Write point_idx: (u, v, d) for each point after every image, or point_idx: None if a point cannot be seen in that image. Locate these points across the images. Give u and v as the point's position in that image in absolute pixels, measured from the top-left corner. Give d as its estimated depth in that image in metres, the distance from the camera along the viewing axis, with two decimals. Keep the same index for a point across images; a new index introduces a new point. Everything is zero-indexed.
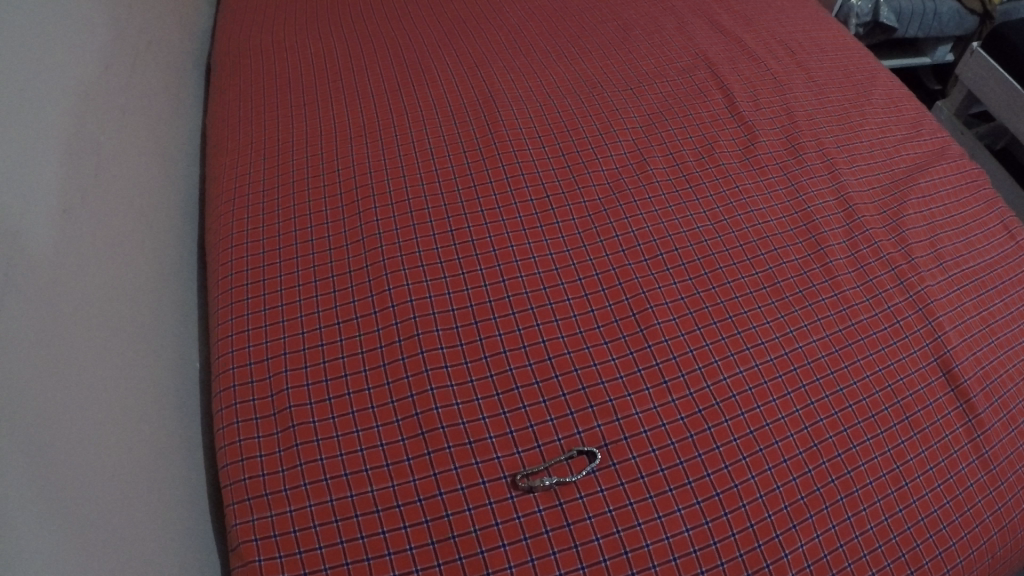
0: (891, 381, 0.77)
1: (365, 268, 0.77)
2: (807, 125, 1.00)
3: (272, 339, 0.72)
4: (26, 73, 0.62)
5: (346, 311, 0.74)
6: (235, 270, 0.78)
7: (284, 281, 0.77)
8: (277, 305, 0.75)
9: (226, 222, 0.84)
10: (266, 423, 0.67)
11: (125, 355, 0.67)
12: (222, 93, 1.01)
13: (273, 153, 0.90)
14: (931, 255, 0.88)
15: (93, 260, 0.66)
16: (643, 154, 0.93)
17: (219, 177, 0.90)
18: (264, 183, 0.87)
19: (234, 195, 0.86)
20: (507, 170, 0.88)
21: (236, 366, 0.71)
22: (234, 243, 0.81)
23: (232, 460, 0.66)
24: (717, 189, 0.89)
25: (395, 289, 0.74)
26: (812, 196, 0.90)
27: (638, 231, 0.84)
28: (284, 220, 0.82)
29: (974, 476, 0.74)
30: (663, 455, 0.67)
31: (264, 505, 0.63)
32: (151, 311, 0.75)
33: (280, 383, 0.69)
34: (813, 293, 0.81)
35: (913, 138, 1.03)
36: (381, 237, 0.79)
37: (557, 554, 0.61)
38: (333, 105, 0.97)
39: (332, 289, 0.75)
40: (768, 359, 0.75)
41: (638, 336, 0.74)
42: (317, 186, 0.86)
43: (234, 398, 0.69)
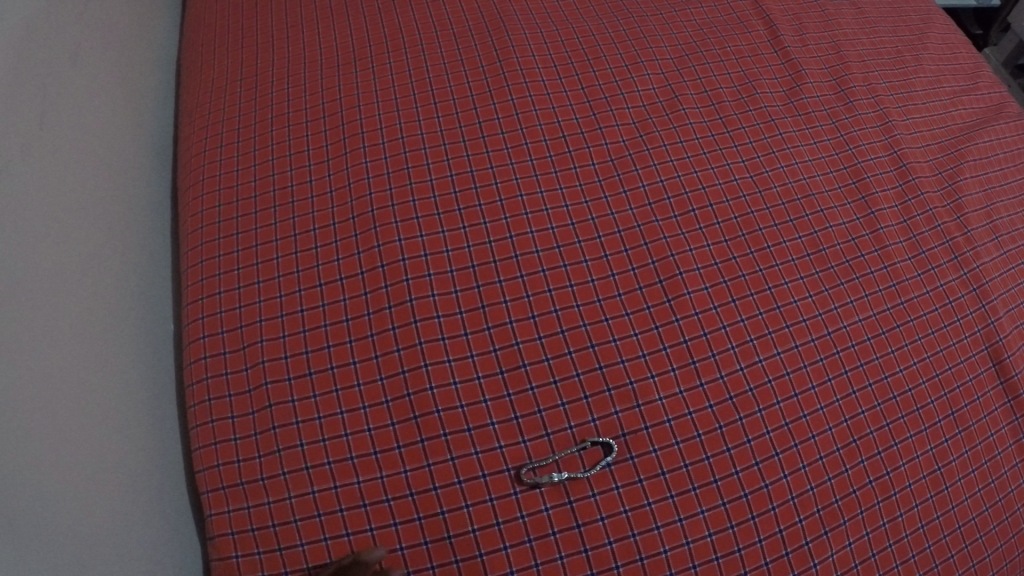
0: (939, 370, 0.69)
1: (352, 220, 0.67)
2: (859, 67, 0.89)
3: (245, 304, 0.64)
4: None
5: (329, 272, 0.65)
6: (206, 220, 0.69)
7: (260, 234, 0.68)
8: (252, 263, 0.66)
9: (197, 159, 0.74)
10: (240, 401, 0.60)
11: (79, 314, 0.58)
12: (197, 14, 0.91)
13: (254, 80, 0.80)
14: (987, 227, 0.79)
15: (42, 206, 0.56)
16: (674, 90, 0.82)
17: (191, 107, 0.80)
18: (241, 116, 0.77)
19: (206, 127, 0.76)
20: (516, 105, 0.77)
21: (206, 335, 0.63)
22: (205, 185, 0.72)
23: (204, 444, 0.59)
24: (757, 135, 0.79)
25: (384, 247, 0.65)
26: (863, 150, 0.80)
27: (668, 181, 0.74)
28: (261, 161, 0.73)
29: (1016, 480, 0.68)
30: (688, 448, 0.60)
31: (240, 496, 0.57)
32: (113, 256, 0.66)
33: (256, 356, 0.61)
34: (861, 264, 0.72)
35: (970, 91, 0.93)
36: (370, 182, 0.70)
37: (564, 559, 0.55)
38: (320, 27, 0.86)
39: (314, 246, 0.67)
40: (809, 340, 0.67)
41: (664, 308, 0.66)
42: (299, 120, 0.75)
43: (205, 371, 0.62)
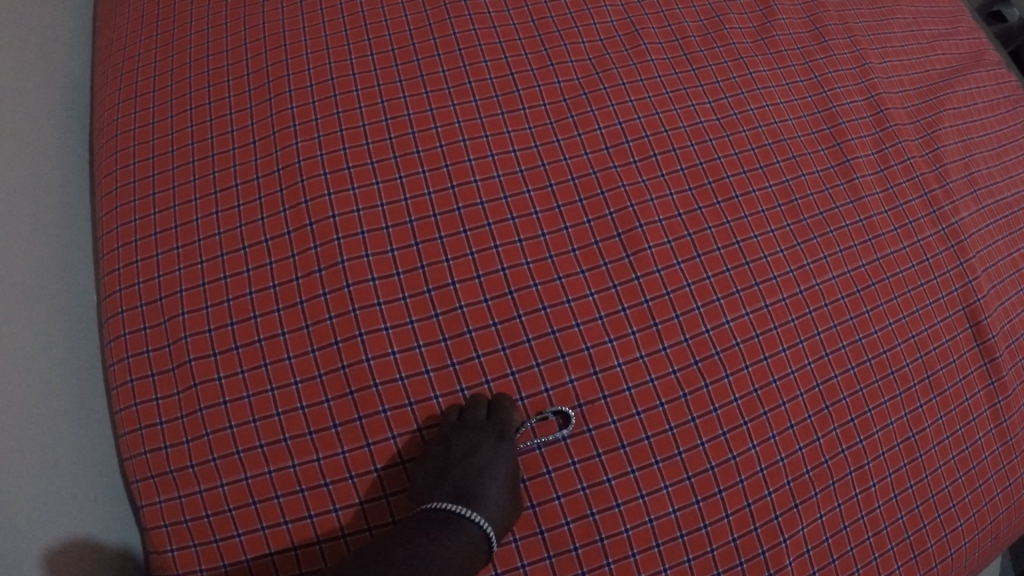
0: (915, 331, 0.64)
1: (275, 173, 0.62)
2: (834, 4, 0.82)
3: (164, 274, 0.60)
4: None
5: (253, 232, 0.60)
6: (121, 185, 0.65)
7: (178, 194, 0.63)
8: (170, 226, 0.62)
9: (110, 119, 0.69)
10: (164, 380, 0.57)
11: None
12: None
13: (171, 21, 0.73)
14: (965, 179, 0.73)
15: None
16: (634, 23, 0.75)
17: (104, 60, 0.75)
18: (156, 62, 0.71)
19: (121, 82, 0.71)
20: (459, 39, 0.69)
21: (125, 310, 0.60)
22: (119, 146, 0.67)
23: (130, 430, 0.57)
24: (725, 75, 0.73)
25: (313, 201, 0.60)
26: (838, 93, 0.74)
27: (627, 122, 0.67)
28: (179, 112, 0.67)
29: (990, 448, 0.64)
30: (650, 419, 0.56)
31: (170, 485, 0.55)
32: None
33: (178, 330, 0.58)
34: (835, 216, 0.66)
35: (949, 35, 0.87)
36: (295, 130, 0.64)
37: (519, 542, 0.53)
38: None
39: (236, 203, 0.62)
40: (780, 299, 0.61)
41: (623, 264, 0.60)
42: (218, 63, 0.70)
43: (126, 349, 0.58)
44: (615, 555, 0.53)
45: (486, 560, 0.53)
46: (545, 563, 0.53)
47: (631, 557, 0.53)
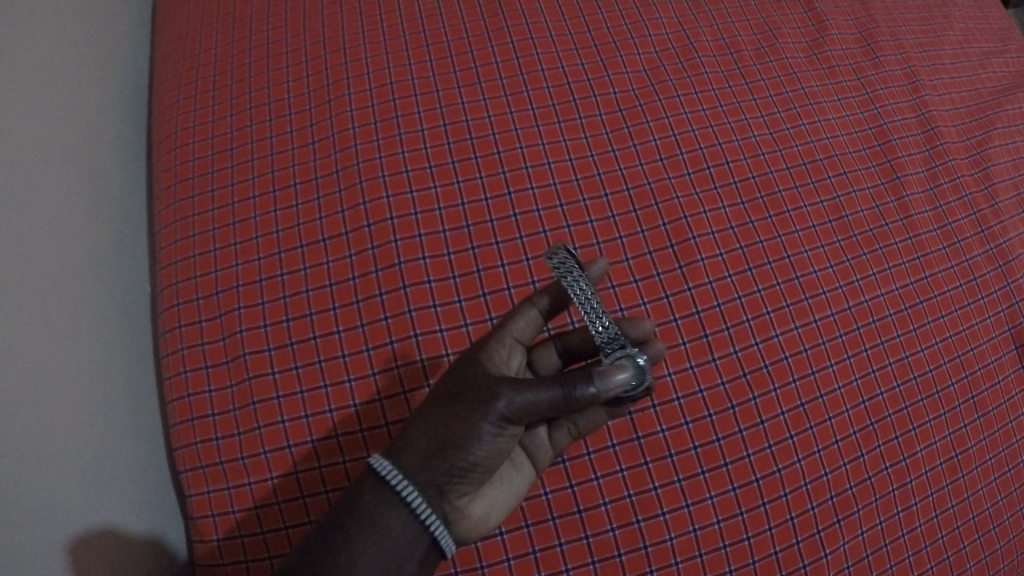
0: (961, 352, 0.64)
1: (335, 174, 0.64)
2: (886, 21, 0.83)
3: (221, 269, 0.62)
4: None
5: (311, 232, 0.62)
6: (180, 181, 0.68)
7: (237, 191, 0.66)
8: (228, 222, 0.64)
9: (170, 117, 0.72)
10: (218, 372, 0.59)
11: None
12: None
13: (232, 22, 0.76)
14: (1015, 199, 0.73)
15: None
16: (689, 36, 0.76)
17: (166, 57, 0.78)
18: (217, 61, 0.74)
19: (181, 79, 0.74)
20: (516, 48, 0.71)
21: (181, 302, 0.62)
22: (178, 143, 0.69)
23: (181, 420, 0.59)
24: (777, 89, 0.74)
25: (371, 203, 0.62)
26: (889, 109, 0.74)
27: (681, 135, 0.68)
28: (239, 110, 0.70)
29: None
30: (698, 429, 0.57)
31: (220, 476, 0.57)
32: (54, 219, 0.62)
33: (234, 324, 0.60)
34: (884, 234, 0.67)
35: (1000, 52, 0.87)
36: (355, 133, 0.66)
37: (563, 546, 0.55)
38: None
39: (293, 203, 0.64)
40: (829, 314, 0.62)
41: (675, 275, 0.61)
42: (279, 64, 0.72)
43: (181, 341, 0.61)
44: (659, 564, 0.55)
45: (531, 563, 0.54)
46: (590, 569, 0.54)
47: (674, 565, 0.55)
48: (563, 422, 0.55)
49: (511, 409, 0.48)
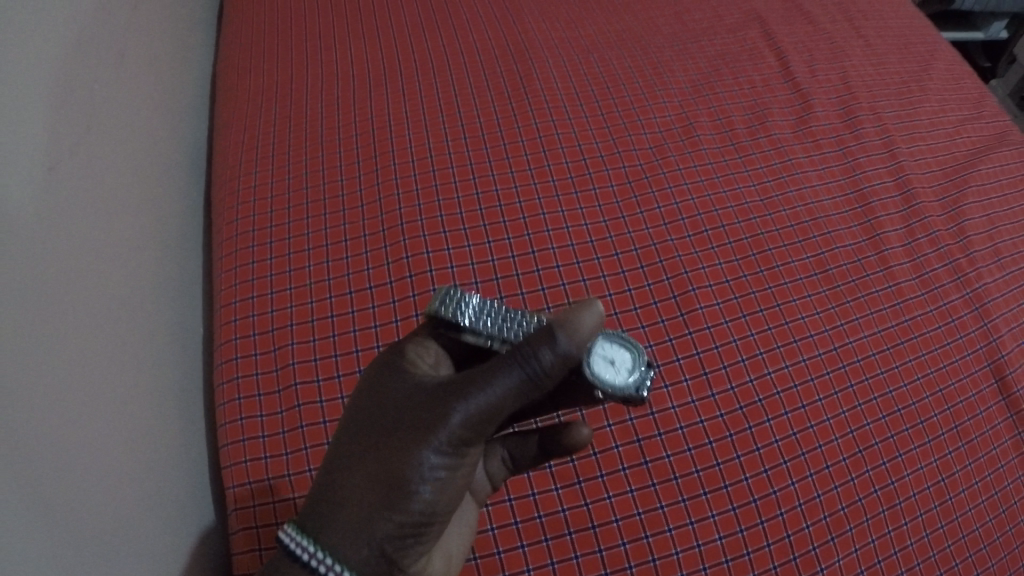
0: (942, 385, 0.71)
1: (382, 233, 0.72)
2: (866, 97, 0.94)
3: (278, 308, 0.68)
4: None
5: (359, 280, 0.69)
6: (241, 235, 0.74)
7: (292, 243, 0.73)
8: (285, 270, 0.71)
9: (230, 178, 0.79)
10: (269, 400, 0.63)
11: (119, 312, 0.61)
12: (232, 34, 0.98)
13: (291, 100, 0.86)
14: (989, 249, 0.81)
15: (114, 210, 0.63)
16: (690, 117, 0.87)
17: (229, 125, 0.85)
18: (276, 132, 0.82)
19: (242, 146, 0.82)
20: (540, 128, 0.83)
21: (239, 337, 0.67)
22: (240, 199, 0.77)
23: (232, 441, 0.62)
24: (768, 161, 0.83)
25: (413, 258, 0.70)
26: (869, 175, 0.84)
27: (682, 203, 0.78)
28: (294, 174, 0.78)
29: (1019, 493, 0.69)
30: (700, 455, 0.62)
31: (266, 491, 0.59)
32: (149, 261, 0.70)
33: (286, 358, 0.65)
34: (866, 283, 0.75)
35: (974, 119, 0.96)
36: (399, 198, 0.75)
37: (579, 558, 0.58)
38: (358, 48, 0.93)
39: (344, 255, 0.71)
40: (816, 354, 0.69)
41: (678, 321, 0.69)
42: (332, 138, 0.81)
43: (236, 371, 0.65)
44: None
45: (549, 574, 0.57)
46: None
47: None
48: (496, 451, 0.56)
49: (463, 432, 0.45)
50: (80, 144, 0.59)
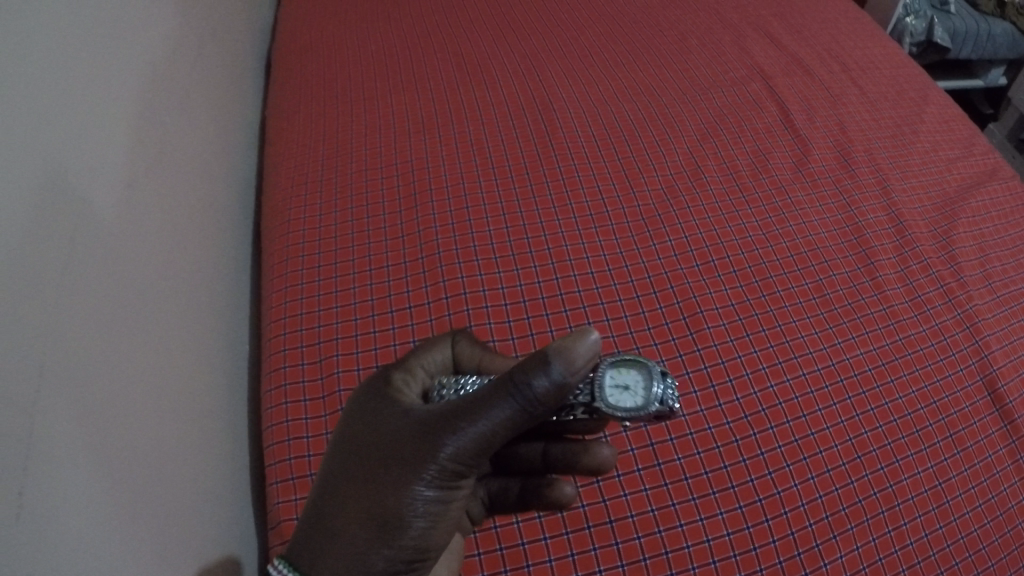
0: (936, 398, 0.76)
1: (421, 259, 0.81)
2: (862, 140, 1.01)
3: (324, 324, 0.76)
4: (116, 58, 0.71)
5: (400, 301, 0.78)
6: (291, 265, 0.83)
7: (339, 269, 0.81)
8: (331, 291, 0.79)
9: (283, 216, 0.89)
10: (314, 405, 0.71)
11: (161, 331, 0.69)
12: (283, 93, 1.09)
13: (337, 148, 0.95)
14: (980, 275, 0.87)
15: (156, 246, 0.72)
16: (698, 161, 0.95)
17: (280, 171, 0.96)
18: (324, 176, 0.92)
19: (294, 188, 0.92)
20: (563, 171, 0.92)
21: (287, 348, 0.75)
22: (291, 230, 0.86)
23: (278, 440, 0.69)
24: (769, 199, 0.91)
25: (449, 282, 0.78)
26: (864, 211, 0.91)
27: (691, 237, 0.85)
28: (341, 211, 0.88)
29: (1016, 496, 0.73)
30: (709, 457, 0.69)
31: (307, 484, 0.66)
32: (189, 289, 0.78)
33: (331, 367, 0.73)
34: (861, 305, 0.82)
35: (964, 157, 1.04)
36: (437, 230, 0.84)
37: (597, 551, 0.64)
38: (398, 102, 1.03)
39: (388, 279, 0.80)
40: (815, 369, 0.76)
41: (688, 339, 0.76)
42: (375, 181, 0.91)
43: (284, 379, 0.73)
44: (679, 567, 0.63)
45: (570, 565, 0.63)
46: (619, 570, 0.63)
47: (692, 570, 0.63)
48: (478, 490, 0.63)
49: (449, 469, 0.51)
50: (129, 193, 0.68)
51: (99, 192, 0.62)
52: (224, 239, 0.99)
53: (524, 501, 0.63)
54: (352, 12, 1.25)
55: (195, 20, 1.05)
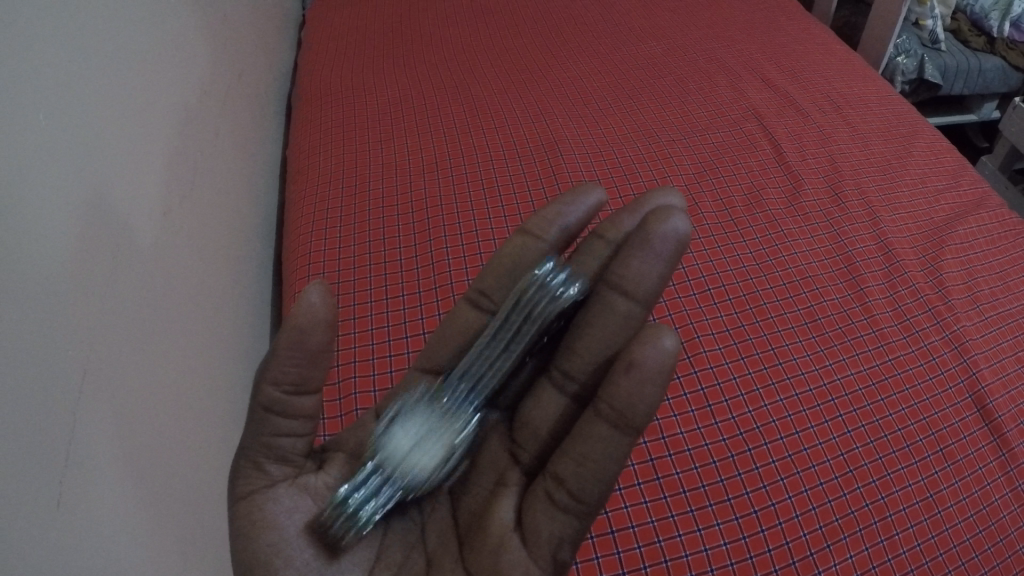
0: (926, 415, 0.79)
1: (434, 290, 0.87)
2: (851, 174, 1.07)
3: (343, 349, 0.82)
4: (132, 120, 0.78)
5: (415, 327, 0.83)
6: None
7: (357, 298, 0.87)
8: (350, 319, 0.85)
9: (301, 252, 0.95)
10: (332, 424, 0.76)
11: (157, 361, 0.75)
12: (303, 140, 1.16)
13: (354, 188, 1.02)
14: (968, 298, 0.91)
15: (159, 282, 0.79)
16: (694, 198, 1.01)
17: (299, 211, 1.02)
18: (342, 214, 0.98)
19: (313, 226, 0.98)
20: None
21: None
22: (311, 263, 0.92)
23: None
24: (763, 232, 0.96)
25: None
26: (853, 241, 0.96)
27: (688, 267, 0.91)
28: (358, 246, 0.94)
29: (1007, 508, 0.74)
30: (706, 472, 0.72)
31: None
32: (187, 326, 0.84)
33: (349, 389, 0.78)
34: (852, 329, 0.86)
35: (952, 188, 1.08)
36: (449, 263, 0.89)
37: (600, 559, 0.67)
38: (412, 145, 1.09)
39: (403, 307, 0.85)
40: (808, 388, 0.80)
41: (685, 362, 0.81)
42: (390, 218, 0.97)
43: None
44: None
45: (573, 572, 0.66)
46: None
47: None
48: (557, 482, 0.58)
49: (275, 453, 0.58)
50: (136, 240, 0.74)
51: (110, 239, 0.69)
52: (234, 280, 1.06)
53: (607, 426, 0.57)
54: (369, 61, 1.32)
55: (222, 74, 1.13)
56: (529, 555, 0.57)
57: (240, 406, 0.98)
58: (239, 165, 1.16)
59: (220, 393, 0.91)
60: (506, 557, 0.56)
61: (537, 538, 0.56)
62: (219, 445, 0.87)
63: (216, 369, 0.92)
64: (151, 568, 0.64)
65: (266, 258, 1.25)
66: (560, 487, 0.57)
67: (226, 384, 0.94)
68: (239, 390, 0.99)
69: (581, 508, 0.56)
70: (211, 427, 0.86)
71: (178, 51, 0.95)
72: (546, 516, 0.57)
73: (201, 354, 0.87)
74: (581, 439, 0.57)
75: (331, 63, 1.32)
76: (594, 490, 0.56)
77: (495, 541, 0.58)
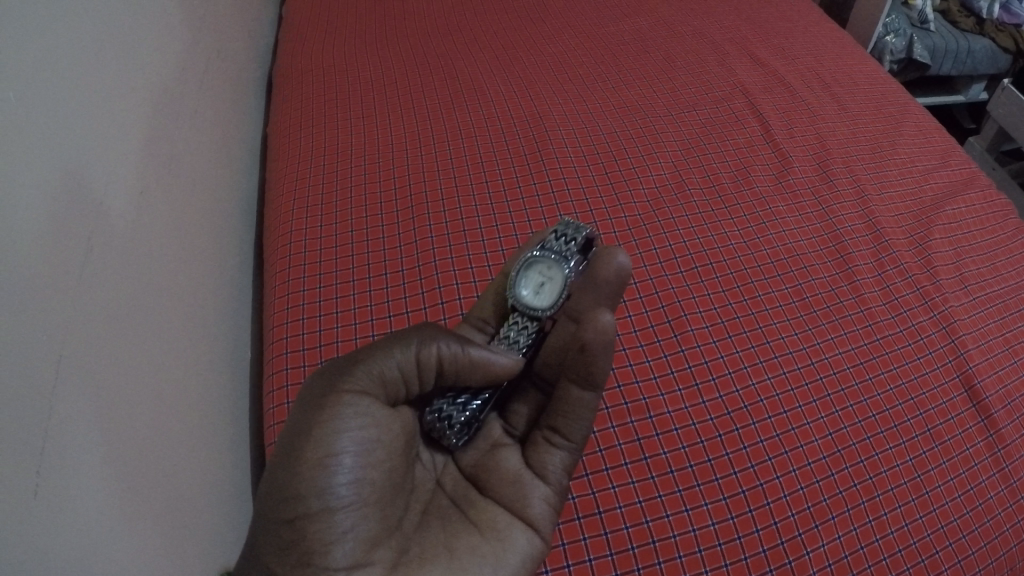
0: (913, 394, 0.78)
1: (418, 268, 0.85)
2: (840, 153, 1.06)
3: (325, 328, 0.80)
4: (107, 93, 0.76)
5: (398, 306, 0.82)
6: (292, 275, 0.86)
7: (340, 276, 0.85)
8: (332, 297, 0.83)
9: (284, 230, 0.93)
10: None
11: (135, 341, 0.73)
12: (284, 115, 1.13)
13: (336, 165, 1.00)
14: (956, 278, 0.90)
15: (137, 261, 0.76)
16: (682, 175, 0.99)
17: (281, 187, 1.00)
18: (325, 192, 0.96)
19: (295, 204, 0.95)
20: (552, 185, 0.96)
21: (290, 351, 0.78)
22: (293, 241, 0.90)
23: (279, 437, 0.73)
24: (750, 210, 0.95)
25: (445, 288, 0.82)
26: (842, 219, 0.95)
27: (675, 245, 0.90)
28: (341, 224, 0.92)
29: (994, 489, 0.74)
30: (694, 452, 0.71)
31: None
32: (165, 305, 0.82)
33: None
34: (840, 308, 0.85)
35: (940, 168, 1.08)
36: (433, 241, 0.88)
37: (587, 540, 0.65)
38: (395, 120, 1.07)
39: (386, 286, 0.84)
40: (796, 368, 0.78)
41: (672, 341, 0.80)
42: (373, 195, 0.95)
43: (287, 379, 0.76)
44: (665, 556, 0.65)
45: (560, 554, 0.64)
46: (608, 560, 0.64)
47: (678, 558, 0.65)
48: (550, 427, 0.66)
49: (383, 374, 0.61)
50: (110, 216, 0.72)
51: (85, 215, 0.66)
52: (214, 257, 1.04)
53: (579, 388, 0.65)
54: (350, 35, 1.29)
55: (201, 50, 1.10)
56: (547, 486, 0.65)
57: (222, 388, 0.96)
58: (219, 141, 1.14)
59: (200, 373, 0.89)
60: (527, 490, 0.64)
61: (547, 477, 0.65)
62: (200, 427, 0.85)
63: (197, 349, 0.90)
64: (130, 552, 0.62)
65: (247, 236, 1.22)
66: (554, 433, 0.66)
67: (207, 366, 0.92)
68: (221, 371, 0.97)
69: (573, 445, 0.66)
70: (192, 409, 0.84)
71: (156, 26, 0.93)
72: (549, 456, 0.66)
73: (181, 335, 0.85)
74: (564, 400, 0.65)
75: (312, 37, 1.29)
76: (579, 432, 0.65)
77: (510, 479, 0.66)
